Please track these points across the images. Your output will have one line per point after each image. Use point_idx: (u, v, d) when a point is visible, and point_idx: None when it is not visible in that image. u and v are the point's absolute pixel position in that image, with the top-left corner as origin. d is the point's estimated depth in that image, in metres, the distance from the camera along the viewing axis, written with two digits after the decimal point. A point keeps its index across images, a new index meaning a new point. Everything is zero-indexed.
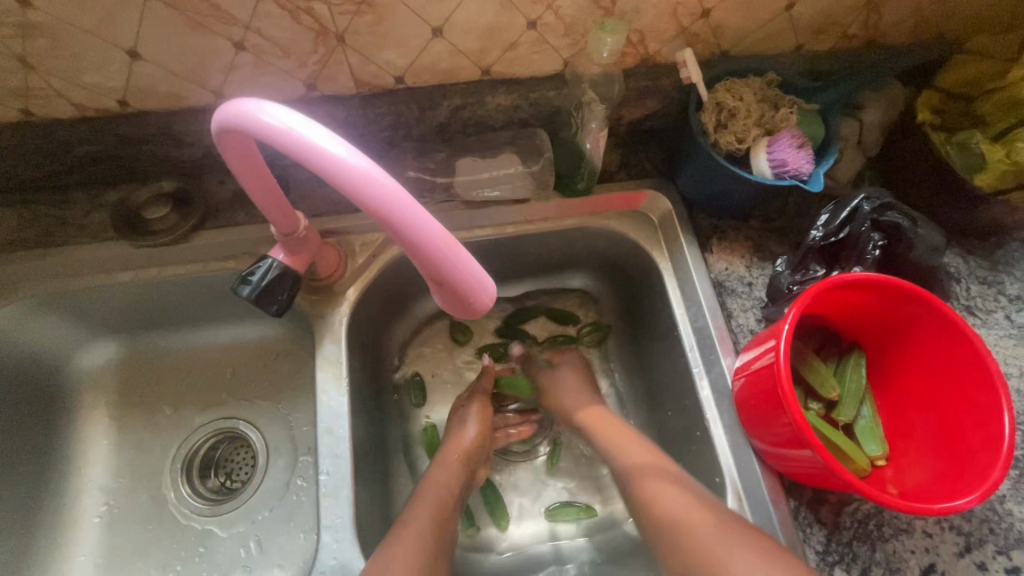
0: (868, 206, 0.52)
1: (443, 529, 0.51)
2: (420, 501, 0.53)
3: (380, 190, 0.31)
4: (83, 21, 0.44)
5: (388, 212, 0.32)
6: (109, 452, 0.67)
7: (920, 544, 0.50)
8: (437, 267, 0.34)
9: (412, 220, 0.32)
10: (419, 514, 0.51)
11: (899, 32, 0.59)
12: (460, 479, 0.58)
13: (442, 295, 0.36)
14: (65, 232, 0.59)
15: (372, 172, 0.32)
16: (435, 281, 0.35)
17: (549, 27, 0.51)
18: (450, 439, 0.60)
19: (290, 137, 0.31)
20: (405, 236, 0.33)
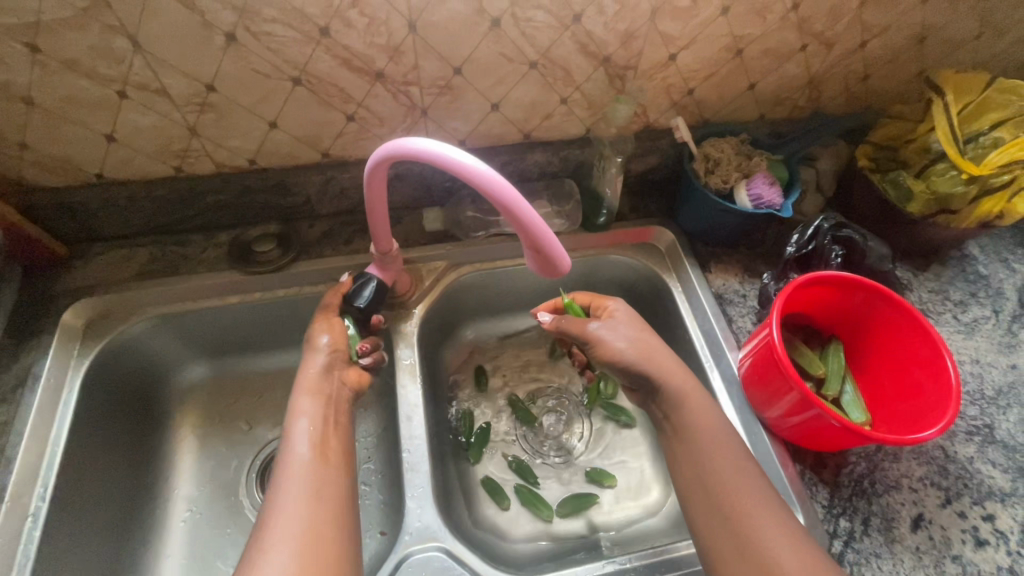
0: (828, 224, 0.67)
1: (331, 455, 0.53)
2: (313, 409, 0.56)
3: (496, 181, 0.43)
4: (245, 101, 0.60)
5: (502, 198, 0.43)
6: (195, 462, 0.75)
7: (909, 498, 0.60)
8: (535, 236, 0.44)
9: (516, 200, 0.43)
10: (302, 444, 0.53)
11: (835, 104, 0.78)
12: (331, 385, 0.59)
13: (536, 259, 0.46)
14: (185, 264, 0.72)
15: (488, 172, 0.44)
16: (532, 249, 0.45)
17: (576, 102, 0.69)
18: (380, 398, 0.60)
19: (432, 153, 0.44)
20: (512, 216, 0.44)
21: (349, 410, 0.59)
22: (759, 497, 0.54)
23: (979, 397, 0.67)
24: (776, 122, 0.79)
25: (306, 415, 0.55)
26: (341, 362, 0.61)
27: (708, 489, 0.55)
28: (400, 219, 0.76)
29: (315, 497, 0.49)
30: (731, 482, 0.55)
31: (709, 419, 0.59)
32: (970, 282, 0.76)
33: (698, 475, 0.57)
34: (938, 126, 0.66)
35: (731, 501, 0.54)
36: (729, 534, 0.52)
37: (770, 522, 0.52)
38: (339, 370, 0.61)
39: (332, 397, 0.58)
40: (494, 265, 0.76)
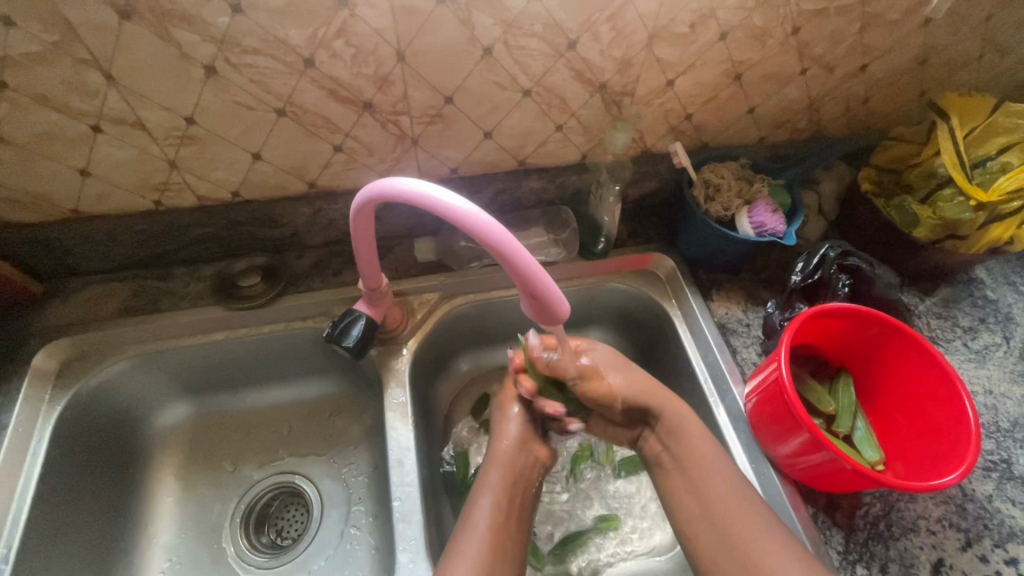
0: (834, 252, 0.64)
1: (507, 515, 0.56)
2: (497, 475, 0.58)
3: (487, 224, 0.40)
4: (227, 133, 0.57)
5: (495, 242, 0.40)
6: (174, 508, 0.71)
7: (928, 541, 0.57)
8: (530, 283, 0.41)
9: (508, 245, 0.40)
10: (481, 512, 0.55)
11: (835, 127, 0.77)
12: (522, 443, 0.61)
13: (532, 307, 0.43)
14: (166, 300, 0.69)
15: (480, 214, 0.41)
16: (529, 295, 0.42)
17: (572, 129, 0.67)
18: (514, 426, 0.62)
19: (419, 194, 0.42)
20: (505, 260, 0.41)
21: (512, 440, 0.61)
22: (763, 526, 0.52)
23: (995, 430, 0.65)
24: (776, 145, 0.77)
25: (495, 484, 0.58)
26: (533, 437, 0.63)
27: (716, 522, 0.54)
28: (392, 249, 0.74)
29: (495, 554, 0.53)
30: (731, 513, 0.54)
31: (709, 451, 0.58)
32: (978, 306, 0.75)
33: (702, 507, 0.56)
34: (946, 153, 0.64)
35: (737, 534, 0.53)
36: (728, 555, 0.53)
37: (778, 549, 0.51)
38: (531, 445, 0.62)
39: (523, 471, 0.60)
40: (490, 296, 0.73)
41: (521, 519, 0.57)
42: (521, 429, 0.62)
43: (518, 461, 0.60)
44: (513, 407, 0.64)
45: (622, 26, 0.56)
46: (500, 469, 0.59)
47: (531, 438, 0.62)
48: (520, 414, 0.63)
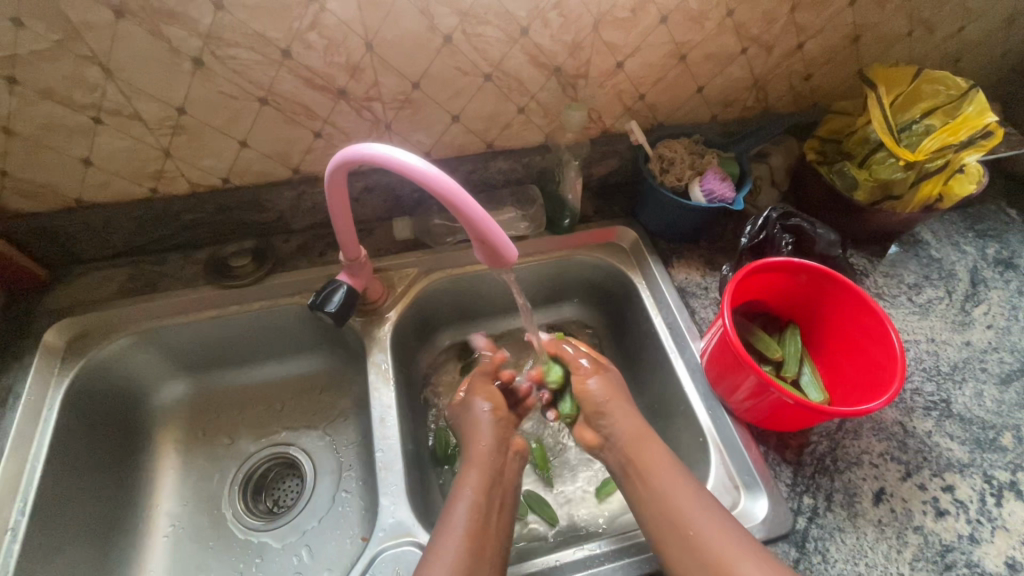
0: (776, 214, 0.69)
1: (484, 514, 0.55)
2: (475, 473, 0.59)
3: (437, 177, 0.45)
4: (216, 121, 0.63)
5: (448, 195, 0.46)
6: (176, 478, 0.76)
7: (870, 473, 0.62)
8: (478, 226, 0.47)
9: (454, 192, 0.45)
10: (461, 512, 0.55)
11: (781, 104, 0.82)
12: (496, 442, 0.63)
13: (483, 250, 0.49)
14: (163, 282, 0.74)
15: (433, 171, 0.46)
16: (479, 240, 0.48)
17: (533, 111, 0.73)
18: (486, 426, 0.64)
19: (380, 156, 0.47)
20: (458, 211, 0.47)
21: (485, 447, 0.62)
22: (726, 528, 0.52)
23: (936, 373, 0.69)
24: (727, 122, 0.83)
25: (474, 482, 0.58)
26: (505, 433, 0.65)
27: (670, 520, 0.54)
28: (372, 230, 0.80)
29: (471, 561, 0.50)
30: (696, 517, 0.53)
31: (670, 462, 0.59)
32: (924, 265, 0.80)
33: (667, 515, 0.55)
34: (874, 116, 0.69)
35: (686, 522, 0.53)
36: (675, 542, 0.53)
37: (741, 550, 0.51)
38: (506, 442, 0.64)
39: (502, 470, 0.61)
40: (464, 270, 0.78)
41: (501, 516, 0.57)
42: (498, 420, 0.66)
43: (494, 461, 0.61)
44: (482, 403, 0.67)
45: (569, 12, 0.62)
46: (479, 468, 0.59)
47: (506, 436, 0.65)
48: (490, 410, 0.66)
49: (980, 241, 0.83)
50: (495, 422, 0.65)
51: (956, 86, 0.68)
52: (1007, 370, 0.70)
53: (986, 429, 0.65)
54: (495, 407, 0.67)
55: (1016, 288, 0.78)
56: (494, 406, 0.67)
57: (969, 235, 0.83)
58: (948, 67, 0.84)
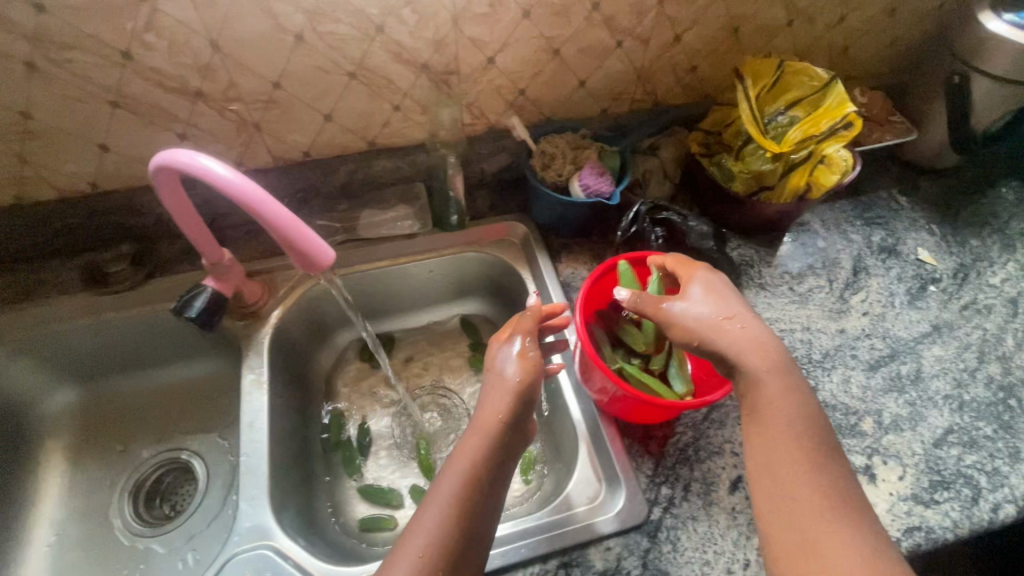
0: (645, 208, 0.70)
1: (480, 486, 0.50)
2: (481, 442, 0.52)
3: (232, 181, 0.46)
4: (69, 126, 0.62)
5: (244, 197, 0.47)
6: (61, 487, 0.76)
7: (729, 462, 0.63)
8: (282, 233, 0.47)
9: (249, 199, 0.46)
10: (451, 482, 0.49)
11: (670, 96, 0.83)
12: (517, 417, 0.55)
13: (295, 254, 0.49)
14: (37, 291, 0.73)
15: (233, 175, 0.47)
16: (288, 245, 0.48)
17: (410, 108, 0.72)
18: (511, 384, 0.56)
19: (181, 161, 0.47)
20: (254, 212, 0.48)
21: (500, 415, 0.54)
22: (842, 515, 0.47)
23: (807, 361, 0.71)
24: (617, 116, 0.83)
25: (472, 450, 0.52)
26: (530, 403, 0.57)
27: (775, 484, 0.50)
28: (259, 231, 0.79)
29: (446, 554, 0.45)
30: (817, 510, 0.47)
31: (805, 422, 0.52)
32: (809, 254, 0.81)
33: (777, 489, 0.49)
34: (742, 111, 0.69)
35: (790, 493, 0.49)
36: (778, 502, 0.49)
37: (865, 533, 0.46)
38: (529, 412, 0.57)
39: (509, 443, 0.54)
40: (352, 270, 0.78)
41: (496, 485, 0.51)
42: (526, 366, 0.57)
43: (506, 438, 0.54)
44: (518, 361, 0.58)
45: (423, 9, 0.62)
46: (481, 438, 0.53)
47: (529, 407, 0.57)
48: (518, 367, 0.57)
49: (867, 229, 0.84)
50: (513, 391, 0.56)
51: (818, 78, 0.69)
52: (876, 356, 0.71)
53: (848, 416, 0.66)
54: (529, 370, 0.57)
55: (896, 275, 0.79)
56: (534, 368, 0.58)
57: (857, 223, 0.85)
58: (836, 57, 0.84)
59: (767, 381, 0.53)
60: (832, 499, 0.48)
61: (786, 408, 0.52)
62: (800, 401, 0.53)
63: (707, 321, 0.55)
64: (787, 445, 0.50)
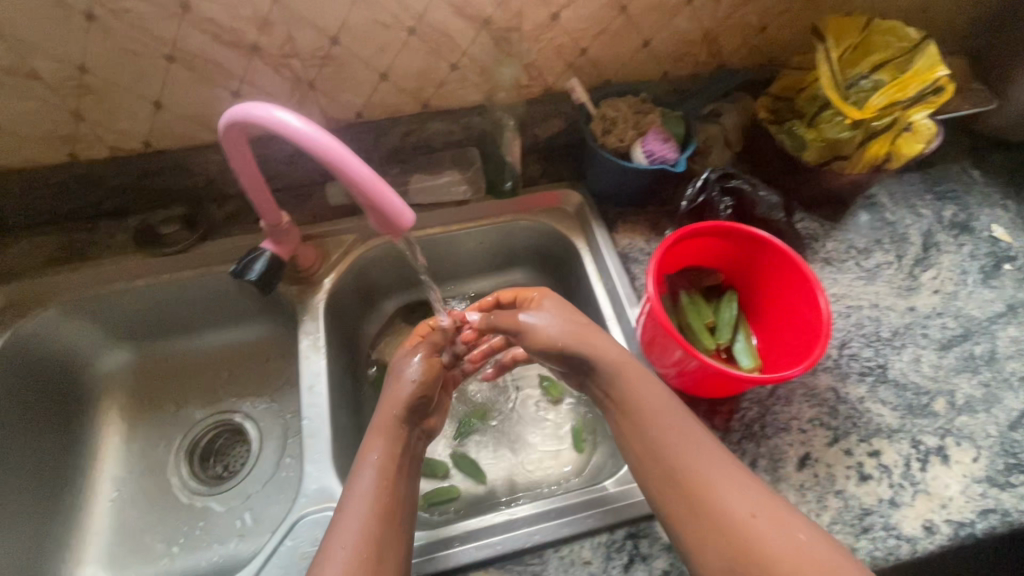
0: (715, 175, 0.66)
1: (387, 485, 0.51)
2: (382, 452, 0.54)
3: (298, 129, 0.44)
4: (124, 82, 0.60)
5: (330, 154, 0.43)
6: (121, 445, 0.77)
7: (797, 439, 0.62)
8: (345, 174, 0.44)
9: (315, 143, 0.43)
10: (364, 482, 0.51)
11: (736, 59, 0.78)
12: (410, 413, 0.58)
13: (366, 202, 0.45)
14: (92, 252, 0.73)
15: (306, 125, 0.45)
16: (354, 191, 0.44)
17: (467, 68, 0.69)
18: (409, 386, 0.59)
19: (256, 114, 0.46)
20: (341, 171, 0.44)
21: (388, 419, 0.56)
22: (758, 490, 0.48)
23: (875, 339, 0.68)
24: (679, 80, 0.79)
25: (377, 458, 0.53)
26: (423, 409, 0.60)
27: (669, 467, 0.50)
28: (309, 195, 0.77)
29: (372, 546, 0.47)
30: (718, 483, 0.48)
31: (671, 432, 0.52)
32: (877, 229, 0.78)
33: (664, 472, 0.51)
34: (823, 73, 0.65)
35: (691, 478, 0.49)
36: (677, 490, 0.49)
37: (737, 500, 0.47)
38: (417, 415, 0.59)
39: (409, 439, 0.57)
40: (402, 234, 0.76)
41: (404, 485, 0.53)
42: (410, 391, 0.59)
43: (403, 435, 0.56)
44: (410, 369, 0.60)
45: None
46: (384, 436, 0.55)
47: (422, 405, 0.60)
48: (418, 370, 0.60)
49: (937, 203, 0.80)
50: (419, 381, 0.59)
51: (908, 38, 0.64)
52: (948, 336, 0.69)
53: (919, 395, 0.64)
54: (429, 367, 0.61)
55: (969, 252, 0.76)
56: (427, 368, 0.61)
57: (927, 198, 0.81)
58: (915, 17, 0.79)
59: (644, 398, 0.54)
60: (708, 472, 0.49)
61: (687, 420, 0.53)
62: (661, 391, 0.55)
63: (559, 342, 0.59)
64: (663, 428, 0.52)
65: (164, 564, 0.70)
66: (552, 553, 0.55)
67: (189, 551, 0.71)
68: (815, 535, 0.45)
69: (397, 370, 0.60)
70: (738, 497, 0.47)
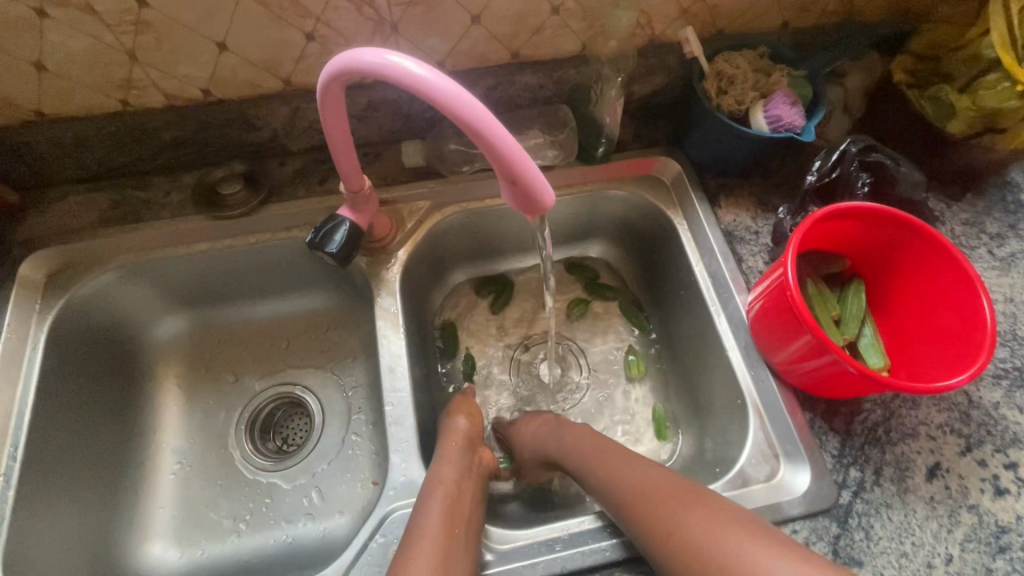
0: (855, 148, 0.60)
1: (465, 499, 0.51)
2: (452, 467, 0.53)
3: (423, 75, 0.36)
4: (186, 18, 0.52)
5: (458, 108, 0.36)
6: (180, 416, 0.73)
7: (925, 446, 0.56)
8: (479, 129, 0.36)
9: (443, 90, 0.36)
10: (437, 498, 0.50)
11: (872, 9, 0.67)
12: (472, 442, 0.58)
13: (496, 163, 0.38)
14: (146, 211, 0.67)
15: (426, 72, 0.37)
16: (485, 149, 0.37)
17: (570, 12, 0.60)
18: (462, 429, 0.59)
19: (365, 62, 0.38)
20: (481, 140, 0.37)
21: (456, 443, 0.57)
22: (709, 504, 0.43)
23: (1010, 338, 0.62)
24: (801, 32, 0.68)
25: (449, 474, 0.53)
26: (479, 439, 0.59)
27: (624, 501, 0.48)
28: (377, 155, 0.70)
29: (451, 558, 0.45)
30: (667, 503, 0.44)
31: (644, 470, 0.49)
32: (1010, 212, 0.68)
33: (625, 506, 0.47)
34: (994, 26, 0.57)
35: (640, 509, 0.46)
36: (635, 521, 0.46)
37: (698, 519, 0.42)
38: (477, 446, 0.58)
39: (474, 464, 0.56)
40: (482, 205, 0.69)
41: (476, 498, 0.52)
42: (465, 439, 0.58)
43: (472, 459, 0.56)
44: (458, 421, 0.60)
45: None
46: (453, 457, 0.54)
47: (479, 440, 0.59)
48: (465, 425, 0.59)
49: None
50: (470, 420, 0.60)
51: None
52: None
53: None
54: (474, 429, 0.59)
55: None
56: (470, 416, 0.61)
57: None
58: None
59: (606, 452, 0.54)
60: (671, 494, 0.45)
61: (653, 466, 0.51)
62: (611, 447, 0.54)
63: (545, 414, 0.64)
64: (624, 462, 0.51)
65: (232, 540, 0.67)
66: (622, 574, 0.50)
67: (256, 528, 0.68)
68: (794, 550, 0.37)
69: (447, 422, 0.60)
70: (703, 519, 0.42)
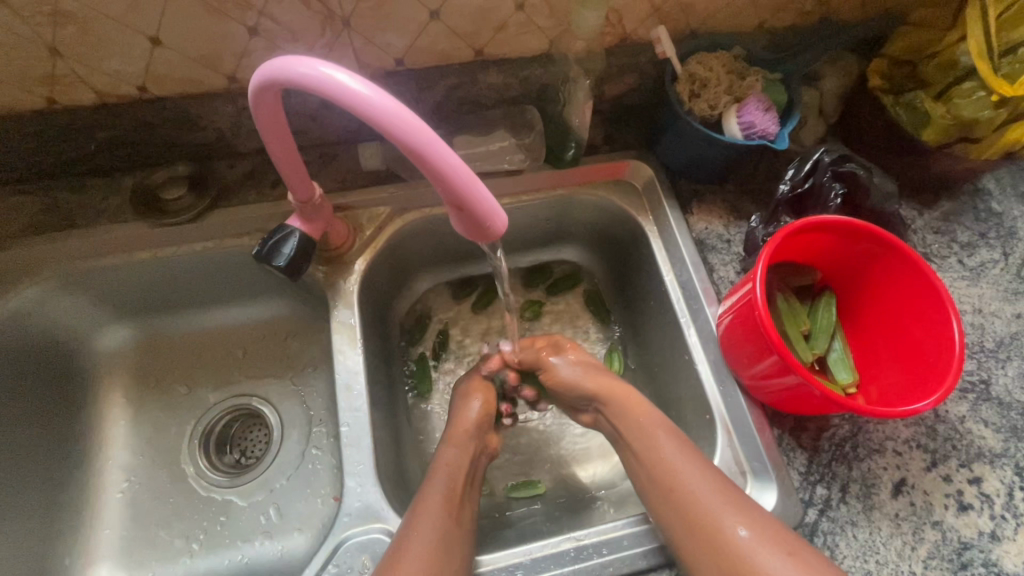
0: (829, 158, 0.59)
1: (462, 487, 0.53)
2: (436, 495, 0.51)
3: (359, 93, 0.33)
4: (110, 9, 0.48)
5: (397, 130, 0.34)
6: (127, 431, 0.69)
7: (892, 462, 0.56)
8: (421, 152, 0.35)
9: (381, 110, 0.33)
10: (437, 486, 0.52)
11: (850, 10, 0.65)
12: (478, 427, 0.59)
13: (439, 186, 0.36)
14: (84, 216, 0.62)
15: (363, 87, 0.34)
16: (428, 171, 0.35)
17: (536, 9, 0.56)
18: (474, 417, 0.60)
19: (296, 73, 0.35)
20: (425, 164, 0.35)
21: (459, 430, 0.58)
22: (789, 545, 0.45)
23: (978, 350, 0.61)
24: (777, 33, 0.66)
25: (451, 464, 0.55)
26: (489, 427, 0.60)
27: (686, 515, 0.48)
28: (335, 156, 0.66)
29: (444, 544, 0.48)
30: (750, 539, 0.46)
31: (703, 484, 0.49)
32: (981, 220, 0.67)
33: (680, 521, 0.49)
34: (973, 38, 0.55)
35: (708, 526, 0.47)
36: (691, 537, 0.48)
37: (785, 566, 0.44)
38: (486, 435, 0.60)
39: (477, 450, 0.58)
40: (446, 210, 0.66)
41: (467, 488, 0.54)
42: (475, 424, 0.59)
43: (477, 447, 0.58)
44: (474, 401, 0.61)
45: None
46: (456, 450, 0.56)
47: (487, 428, 0.60)
48: (481, 407, 0.61)
49: None
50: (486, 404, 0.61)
51: None
52: None
53: None
54: (489, 402, 0.62)
55: None
56: (487, 396, 0.62)
57: None
58: None
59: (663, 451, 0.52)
60: (754, 523, 0.46)
61: (715, 475, 0.50)
62: (673, 442, 0.53)
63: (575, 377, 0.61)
64: (688, 469, 0.50)
65: (184, 562, 0.64)
66: None
67: (210, 548, 0.65)
68: None
69: (461, 403, 0.62)
70: (775, 558, 0.44)
